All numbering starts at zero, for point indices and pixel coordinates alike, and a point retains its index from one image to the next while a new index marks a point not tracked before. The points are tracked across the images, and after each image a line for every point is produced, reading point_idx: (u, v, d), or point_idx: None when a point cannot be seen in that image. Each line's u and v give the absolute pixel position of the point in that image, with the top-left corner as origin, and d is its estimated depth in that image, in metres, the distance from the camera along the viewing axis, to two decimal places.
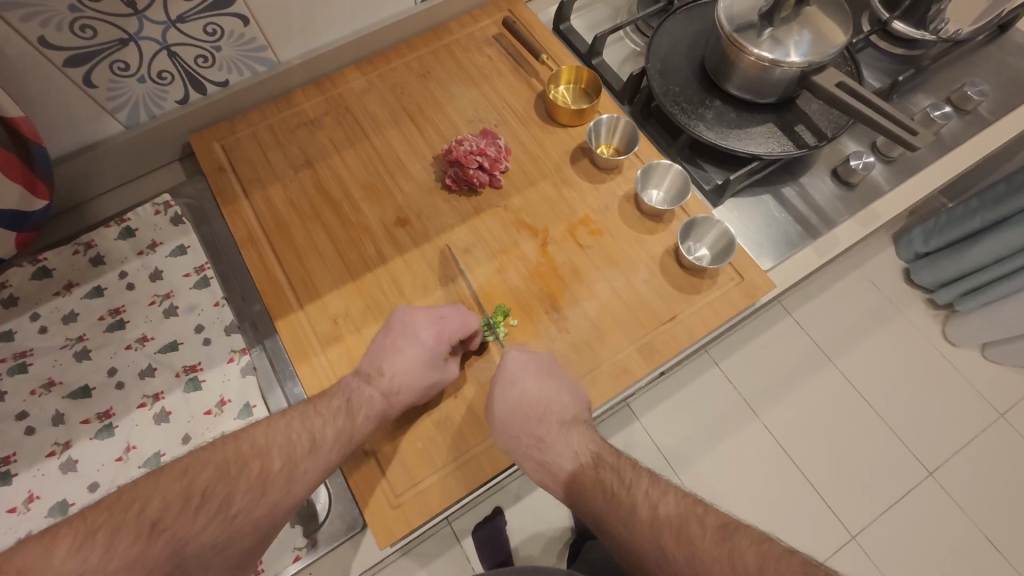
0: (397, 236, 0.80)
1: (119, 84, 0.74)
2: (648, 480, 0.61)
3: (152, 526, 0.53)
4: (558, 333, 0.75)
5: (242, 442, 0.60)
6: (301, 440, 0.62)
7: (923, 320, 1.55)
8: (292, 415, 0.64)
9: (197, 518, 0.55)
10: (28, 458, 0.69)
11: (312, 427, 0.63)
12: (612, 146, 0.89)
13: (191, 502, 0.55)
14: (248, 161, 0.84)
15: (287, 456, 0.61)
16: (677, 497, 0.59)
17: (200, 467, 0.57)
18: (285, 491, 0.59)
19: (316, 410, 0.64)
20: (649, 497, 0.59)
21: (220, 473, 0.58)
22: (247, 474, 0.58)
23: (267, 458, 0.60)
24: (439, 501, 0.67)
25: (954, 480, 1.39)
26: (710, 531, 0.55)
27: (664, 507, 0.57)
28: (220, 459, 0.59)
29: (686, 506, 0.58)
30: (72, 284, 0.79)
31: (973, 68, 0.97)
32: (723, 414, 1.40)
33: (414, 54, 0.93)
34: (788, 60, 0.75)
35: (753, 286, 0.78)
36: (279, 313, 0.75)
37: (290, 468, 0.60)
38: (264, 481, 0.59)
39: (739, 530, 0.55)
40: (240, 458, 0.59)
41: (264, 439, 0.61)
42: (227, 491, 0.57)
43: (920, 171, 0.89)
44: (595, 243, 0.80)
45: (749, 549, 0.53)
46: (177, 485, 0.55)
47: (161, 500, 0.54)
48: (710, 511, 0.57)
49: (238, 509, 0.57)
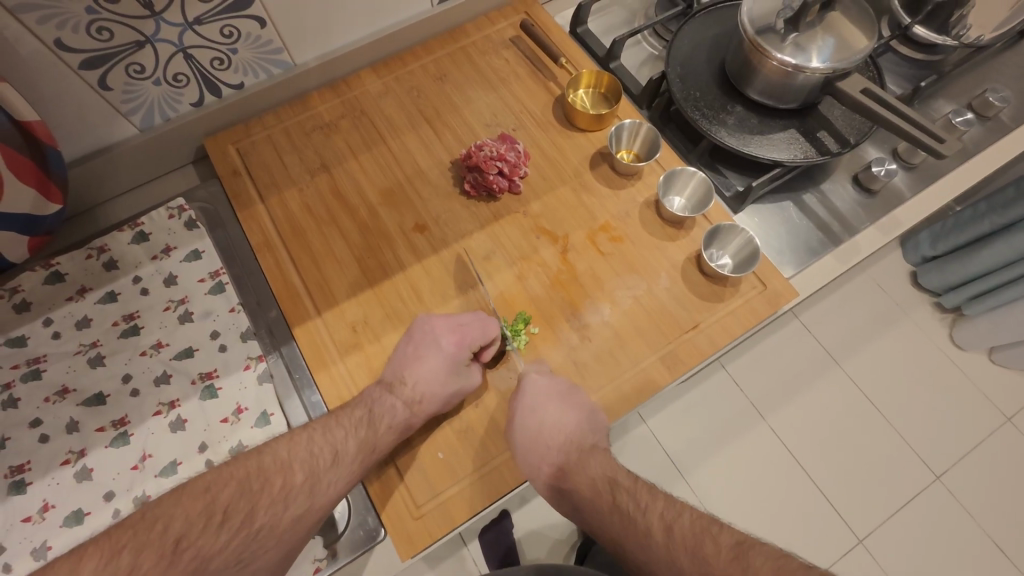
0: (415, 242, 0.79)
1: (134, 87, 0.73)
2: (663, 503, 0.61)
3: (176, 544, 0.53)
4: (579, 341, 0.74)
5: (265, 456, 0.60)
6: (323, 454, 0.62)
7: (933, 325, 1.55)
8: (314, 428, 0.63)
9: (221, 535, 0.55)
10: (43, 466, 0.68)
11: (334, 439, 0.63)
12: (632, 152, 0.88)
13: (213, 520, 0.56)
14: (263, 165, 0.83)
15: (309, 471, 0.60)
16: (693, 517, 0.59)
17: (223, 485, 0.58)
18: (306, 506, 0.59)
19: (338, 422, 0.64)
20: (663, 519, 0.59)
21: (242, 489, 0.58)
22: (269, 490, 0.58)
23: (288, 473, 0.60)
24: (461, 512, 0.66)
25: (964, 486, 1.39)
26: (725, 549, 0.55)
27: (679, 526, 0.58)
28: (241, 475, 0.59)
29: (701, 526, 0.58)
30: (85, 289, 0.78)
31: (993, 73, 0.96)
32: (732, 419, 1.39)
33: (430, 57, 0.92)
34: (813, 66, 0.74)
35: (776, 294, 0.78)
36: (297, 320, 0.74)
37: (311, 482, 0.60)
38: (287, 495, 0.59)
39: (754, 548, 0.55)
40: (262, 474, 0.59)
41: (286, 453, 0.61)
42: (250, 506, 0.57)
43: (941, 178, 0.89)
44: (616, 250, 0.79)
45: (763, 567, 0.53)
46: (199, 503, 0.56)
47: (184, 517, 0.55)
48: (725, 529, 0.57)
49: (262, 523, 0.57)
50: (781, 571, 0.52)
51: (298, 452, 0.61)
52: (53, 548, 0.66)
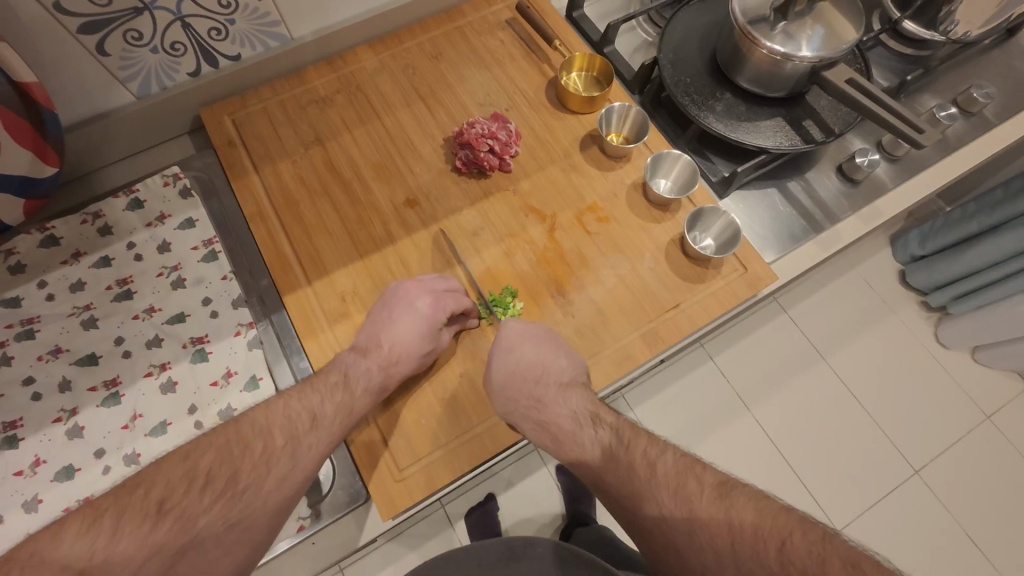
0: (406, 216, 0.81)
1: (132, 54, 0.74)
2: (648, 441, 0.61)
3: (158, 507, 0.53)
4: (563, 317, 0.76)
5: (243, 425, 0.60)
6: (301, 418, 0.62)
7: (917, 322, 1.57)
8: (289, 394, 0.64)
9: (205, 496, 0.55)
10: (35, 422, 0.70)
11: (311, 404, 0.63)
12: (622, 135, 0.89)
13: (195, 483, 0.55)
14: (258, 137, 0.84)
15: (288, 433, 0.61)
16: (676, 455, 0.59)
17: (203, 451, 0.57)
18: (291, 466, 0.59)
19: (313, 387, 0.65)
20: (648, 455, 0.59)
21: (222, 456, 0.57)
22: (251, 453, 0.58)
23: (268, 437, 0.60)
24: (442, 477, 0.68)
25: (939, 478, 1.42)
26: (710, 488, 0.55)
27: (663, 466, 0.57)
28: (221, 441, 0.58)
29: (685, 465, 0.58)
30: (79, 253, 0.79)
31: (978, 70, 0.98)
32: (716, 407, 1.42)
33: (426, 36, 0.93)
34: (801, 54, 0.75)
35: (757, 277, 0.80)
36: (288, 288, 0.76)
37: (292, 444, 0.60)
38: (268, 458, 0.59)
39: (738, 489, 0.55)
40: (240, 439, 0.59)
41: (263, 419, 0.61)
42: (231, 471, 0.57)
43: (922, 172, 0.91)
44: (602, 230, 0.81)
45: (747, 507, 0.53)
46: (180, 467, 0.55)
47: (166, 481, 0.54)
48: (709, 468, 0.57)
49: (245, 485, 0.57)
50: (764, 511, 0.52)
51: (275, 414, 0.61)
52: (43, 501, 0.67)
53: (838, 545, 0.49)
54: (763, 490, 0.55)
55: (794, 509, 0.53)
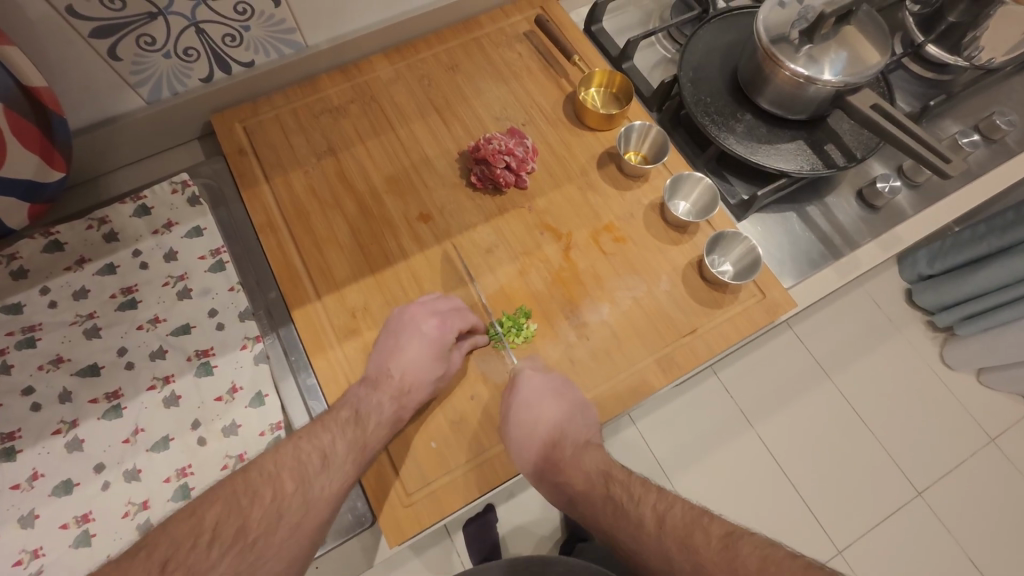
0: (419, 231, 0.79)
1: (144, 59, 0.72)
2: (655, 495, 0.59)
3: (161, 567, 0.50)
4: (577, 339, 0.75)
5: (251, 473, 0.58)
6: (311, 459, 0.60)
7: (924, 343, 1.56)
8: (300, 436, 0.61)
9: (213, 552, 0.52)
10: (34, 434, 0.68)
11: (323, 444, 0.61)
12: (640, 154, 0.88)
13: (202, 538, 0.52)
14: (270, 145, 0.83)
15: (298, 477, 0.59)
16: (683, 508, 0.57)
17: (209, 503, 0.55)
18: (301, 513, 0.58)
19: (324, 426, 0.63)
20: (656, 509, 0.57)
21: (229, 505, 0.55)
22: (260, 500, 0.56)
23: (278, 482, 0.58)
24: (451, 502, 0.67)
25: (944, 502, 1.41)
26: (715, 538, 0.53)
27: (671, 517, 0.56)
28: (228, 492, 0.56)
29: (692, 516, 0.56)
30: (84, 260, 0.77)
31: (998, 96, 0.97)
32: (721, 424, 1.40)
33: (442, 46, 0.91)
34: (825, 78, 0.74)
35: (775, 304, 0.78)
36: (296, 302, 0.74)
37: (303, 488, 0.58)
38: (279, 505, 0.57)
39: (743, 538, 0.53)
40: (248, 488, 0.57)
41: (273, 466, 0.58)
42: (239, 522, 0.54)
43: (942, 198, 0.89)
44: (618, 251, 0.79)
45: (752, 555, 0.51)
46: (186, 524, 0.53)
47: (170, 541, 0.51)
48: (716, 520, 0.55)
49: (255, 536, 0.55)
50: (767, 562, 0.50)
51: (285, 458, 0.59)
52: (40, 517, 0.65)
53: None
54: (769, 538, 0.53)
55: (799, 556, 0.51)
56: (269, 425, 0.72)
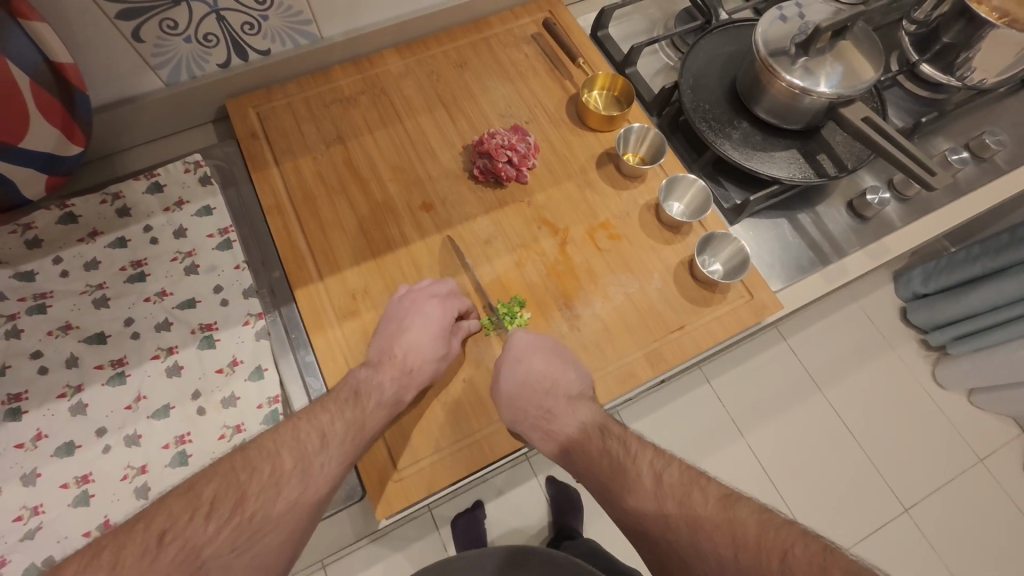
0: (421, 220, 0.82)
1: (166, 42, 0.75)
2: (653, 453, 0.60)
3: (160, 538, 0.49)
4: (569, 330, 0.77)
5: (251, 450, 0.58)
6: (310, 438, 0.60)
7: (916, 360, 1.57)
8: (298, 416, 0.61)
9: (210, 524, 0.51)
10: (40, 396, 0.71)
11: (322, 425, 0.61)
12: (638, 155, 0.91)
13: (200, 511, 0.52)
14: (282, 131, 0.86)
15: (298, 455, 0.58)
16: (681, 468, 0.57)
17: (208, 479, 0.55)
18: (301, 490, 0.57)
19: (324, 406, 0.63)
20: (653, 467, 0.57)
21: (227, 482, 0.55)
22: (258, 476, 0.56)
23: (276, 459, 0.57)
24: (439, 480, 0.69)
25: (930, 519, 1.42)
26: (714, 498, 0.53)
27: (669, 475, 0.56)
28: (227, 468, 0.56)
29: (689, 477, 0.56)
30: (96, 232, 0.80)
31: (990, 117, 1.00)
32: (710, 429, 1.42)
33: (452, 44, 0.94)
34: (819, 90, 0.77)
35: (762, 305, 0.81)
36: (299, 282, 0.77)
37: (301, 466, 0.58)
38: (277, 480, 0.56)
39: (741, 500, 0.53)
40: (247, 464, 0.56)
41: (272, 442, 0.58)
42: (238, 496, 0.54)
43: (932, 213, 0.92)
44: (613, 247, 0.82)
45: (750, 518, 0.51)
46: (184, 497, 0.53)
47: (169, 512, 0.51)
48: (714, 481, 0.55)
49: (254, 511, 0.54)
50: (766, 525, 0.50)
51: (285, 437, 0.59)
52: (42, 475, 0.68)
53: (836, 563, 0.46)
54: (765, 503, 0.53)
55: (790, 525, 0.51)
56: (266, 399, 0.74)
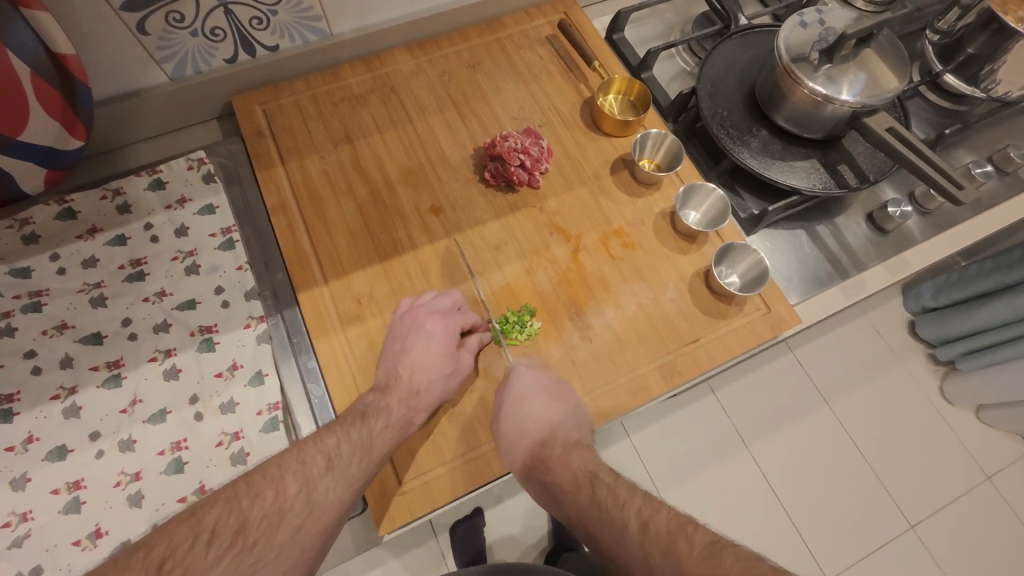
0: (429, 223, 0.80)
1: (171, 35, 0.73)
2: (642, 500, 0.55)
3: (159, 568, 0.47)
4: (580, 340, 0.75)
5: (255, 473, 0.55)
6: (315, 461, 0.57)
7: (926, 376, 1.55)
8: (303, 440, 0.59)
9: (210, 553, 0.49)
10: (32, 398, 0.68)
11: (327, 447, 0.59)
12: (654, 161, 0.88)
13: (201, 538, 0.50)
14: (288, 129, 0.84)
15: (302, 479, 0.56)
16: (669, 515, 0.53)
17: (209, 504, 0.52)
18: (304, 516, 0.54)
19: (330, 429, 0.61)
20: (640, 515, 0.53)
21: (230, 506, 0.52)
22: (261, 502, 0.53)
23: (280, 484, 0.55)
24: (444, 494, 0.67)
25: (938, 537, 1.39)
26: (698, 548, 0.49)
27: (655, 524, 0.52)
28: (229, 493, 0.53)
29: (676, 524, 0.52)
30: (95, 229, 0.78)
31: (1013, 130, 0.98)
32: (716, 443, 1.40)
33: (465, 44, 0.92)
34: (843, 98, 0.74)
35: (779, 319, 0.78)
36: (303, 285, 0.75)
37: (306, 490, 0.55)
38: (280, 506, 0.53)
39: (727, 548, 0.49)
40: (250, 489, 0.54)
41: (276, 467, 0.56)
42: (239, 522, 0.51)
43: (953, 227, 0.89)
44: (626, 256, 0.80)
45: (735, 567, 0.47)
46: (184, 524, 0.50)
47: (168, 540, 0.49)
48: (701, 529, 0.51)
49: (256, 537, 0.51)
50: (753, 573, 0.46)
51: (289, 460, 0.57)
52: (32, 480, 0.65)
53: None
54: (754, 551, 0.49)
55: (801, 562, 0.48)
56: (266, 406, 0.72)
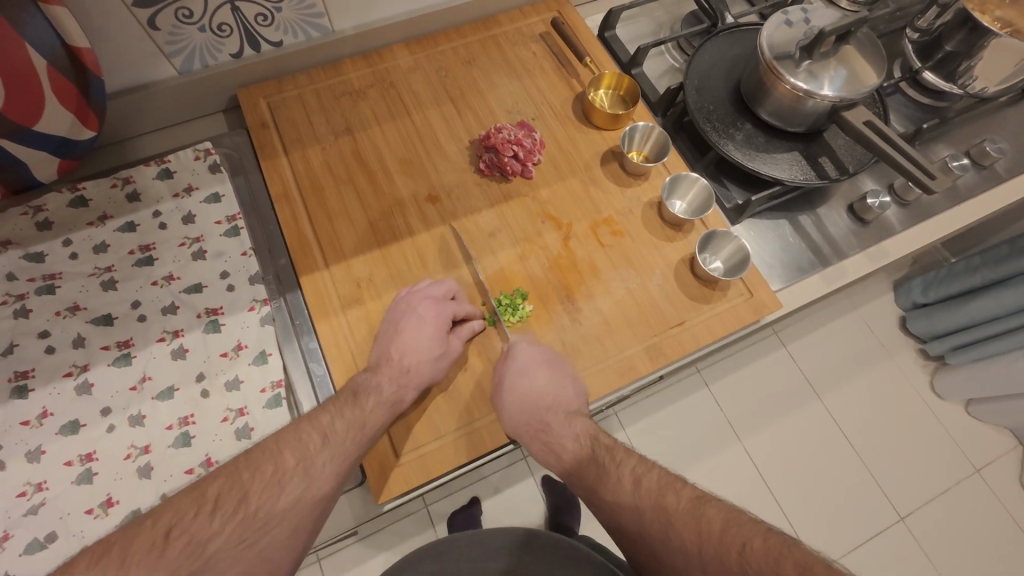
0: (426, 211, 0.83)
1: (180, 31, 0.77)
2: (636, 459, 0.61)
3: (165, 535, 0.50)
4: (570, 323, 0.78)
5: (254, 448, 0.59)
6: (311, 438, 0.61)
7: (914, 369, 1.58)
8: (298, 419, 0.62)
9: (214, 521, 0.52)
10: (46, 375, 0.72)
11: (321, 424, 0.62)
12: (642, 153, 0.92)
13: (204, 508, 0.53)
14: (291, 122, 0.87)
15: (300, 454, 0.59)
16: (659, 472, 0.59)
17: (211, 478, 0.56)
18: (307, 486, 0.58)
19: (324, 408, 0.64)
20: (634, 473, 0.59)
21: (231, 479, 0.56)
22: (261, 475, 0.56)
23: (279, 458, 0.58)
24: (439, 466, 0.70)
25: (925, 527, 1.42)
26: (685, 499, 0.55)
27: (647, 481, 0.58)
28: (230, 467, 0.57)
29: (666, 480, 0.58)
30: (106, 216, 0.81)
31: (991, 126, 1.01)
32: (709, 433, 1.43)
33: (461, 40, 0.96)
34: (822, 93, 0.78)
35: (761, 303, 0.82)
36: (305, 269, 0.78)
37: (303, 465, 0.58)
38: (280, 479, 0.57)
39: (711, 501, 0.55)
40: (250, 462, 0.57)
41: (275, 442, 0.59)
42: (240, 494, 0.55)
43: (930, 218, 0.93)
44: (615, 243, 0.83)
45: (717, 517, 0.53)
46: (188, 494, 0.53)
47: (174, 509, 0.52)
48: (688, 484, 0.57)
49: (257, 507, 0.55)
50: (733, 522, 0.52)
51: (286, 437, 0.60)
52: (46, 453, 0.68)
53: (799, 553, 0.48)
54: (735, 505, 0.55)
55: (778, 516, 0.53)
56: (269, 384, 0.75)
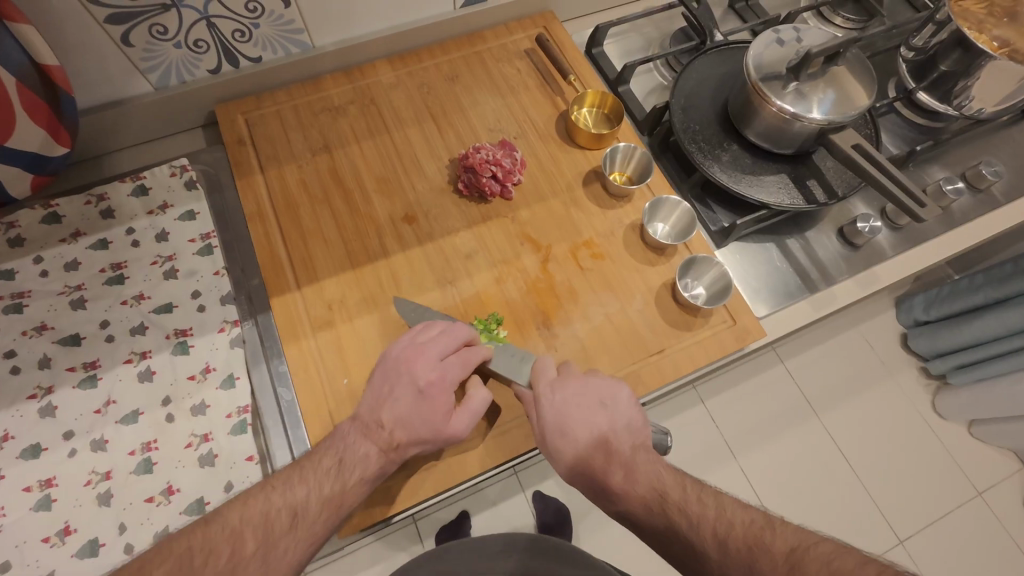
0: (402, 231, 0.81)
1: (156, 47, 0.76)
2: (714, 512, 0.57)
3: None
4: (546, 349, 0.76)
5: (213, 527, 0.56)
6: (281, 515, 0.58)
7: (916, 389, 1.54)
8: (271, 489, 0.60)
9: None
10: (10, 397, 0.70)
11: (294, 499, 0.60)
12: (625, 174, 0.90)
13: None
14: (269, 138, 0.86)
15: (262, 536, 0.57)
16: (745, 525, 0.55)
17: (162, 559, 0.53)
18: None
19: (301, 475, 0.61)
20: (716, 530, 0.55)
21: (182, 563, 0.53)
22: (215, 560, 0.54)
23: (238, 540, 0.56)
24: (400, 496, 0.69)
25: (925, 553, 1.38)
26: (780, 558, 0.51)
27: (732, 539, 0.54)
28: (184, 547, 0.54)
29: (754, 534, 0.54)
30: (78, 233, 0.80)
31: (989, 146, 0.99)
32: (703, 453, 1.40)
33: (445, 57, 0.94)
34: (810, 116, 0.76)
35: (745, 331, 0.79)
36: (276, 291, 0.76)
37: (264, 549, 0.56)
38: (235, 565, 0.54)
39: (809, 553, 0.51)
40: (206, 545, 0.55)
41: (237, 520, 0.57)
42: None
43: (923, 243, 0.90)
44: (595, 267, 0.81)
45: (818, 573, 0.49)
46: None
47: None
48: (779, 535, 0.53)
49: None
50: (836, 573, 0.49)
51: (251, 513, 0.58)
52: (5, 477, 0.67)
53: None
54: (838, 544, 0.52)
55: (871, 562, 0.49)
56: (236, 408, 0.74)
